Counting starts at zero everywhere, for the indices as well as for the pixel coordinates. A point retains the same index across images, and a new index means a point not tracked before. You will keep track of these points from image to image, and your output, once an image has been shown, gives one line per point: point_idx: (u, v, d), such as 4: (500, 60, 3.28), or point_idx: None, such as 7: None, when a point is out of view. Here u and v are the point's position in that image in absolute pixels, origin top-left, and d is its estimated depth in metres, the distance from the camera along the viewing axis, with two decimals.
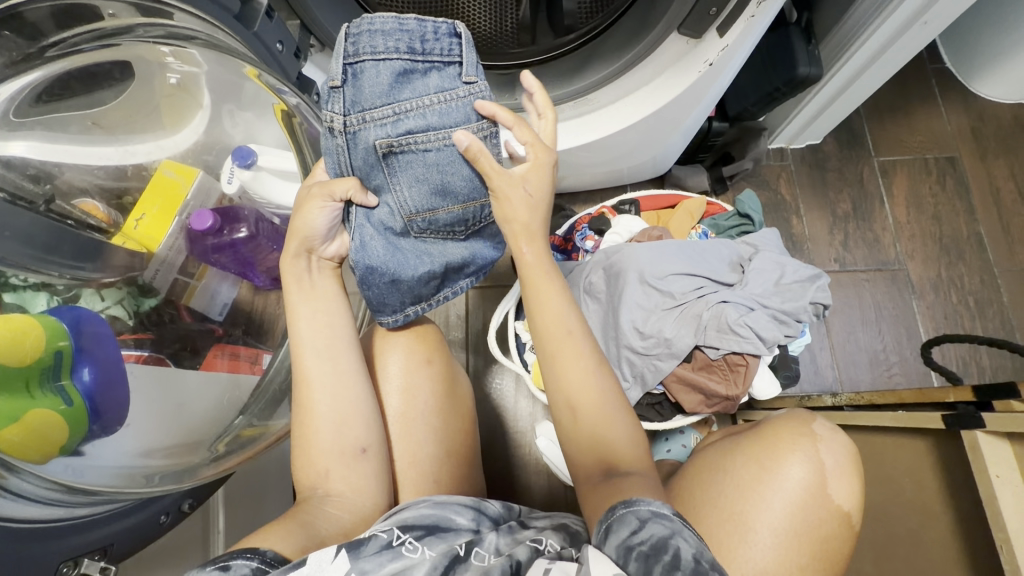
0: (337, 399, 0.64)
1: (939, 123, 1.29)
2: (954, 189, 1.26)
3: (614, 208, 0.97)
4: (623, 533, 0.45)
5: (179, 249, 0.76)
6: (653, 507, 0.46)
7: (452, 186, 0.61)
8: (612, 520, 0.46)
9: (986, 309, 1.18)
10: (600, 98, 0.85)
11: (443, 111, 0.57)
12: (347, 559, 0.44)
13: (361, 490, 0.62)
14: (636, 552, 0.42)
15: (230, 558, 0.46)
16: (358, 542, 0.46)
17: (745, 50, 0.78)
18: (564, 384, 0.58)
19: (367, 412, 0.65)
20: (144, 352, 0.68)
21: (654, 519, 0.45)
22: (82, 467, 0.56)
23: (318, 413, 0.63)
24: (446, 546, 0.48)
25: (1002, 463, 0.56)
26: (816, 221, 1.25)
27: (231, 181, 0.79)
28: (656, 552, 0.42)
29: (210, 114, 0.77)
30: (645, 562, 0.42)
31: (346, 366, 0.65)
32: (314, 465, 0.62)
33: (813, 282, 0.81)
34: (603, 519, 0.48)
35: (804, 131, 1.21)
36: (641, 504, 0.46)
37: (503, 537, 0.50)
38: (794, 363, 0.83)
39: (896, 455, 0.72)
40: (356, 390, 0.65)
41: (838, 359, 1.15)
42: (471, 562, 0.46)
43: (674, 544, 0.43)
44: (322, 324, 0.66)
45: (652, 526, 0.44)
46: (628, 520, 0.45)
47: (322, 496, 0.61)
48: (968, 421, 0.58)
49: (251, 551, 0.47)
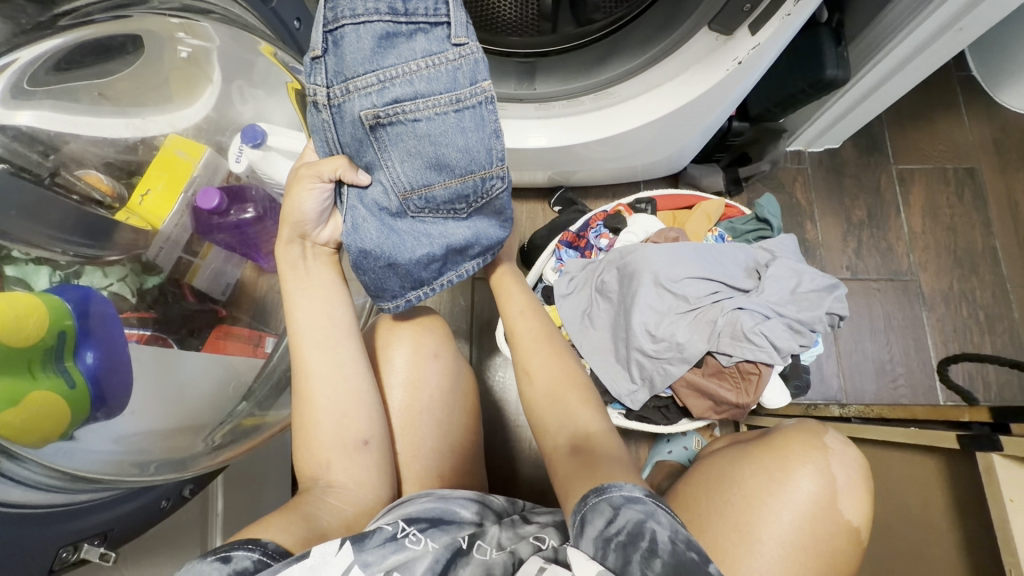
0: (338, 391, 0.63)
1: (961, 132, 1.27)
2: (972, 201, 1.24)
3: (629, 206, 0.95)
4: (598, 523, 0.44)
5: (184, 226, 0.74)
6: (625, 493, 0.46)
7: (447, 159, 0.56)
8: (585, 511, 0.45)
9: (996, 324, 1.17)
10: (621, 92, 0.83)
11: (431, 76, 0.52)
12: (351, 551, 0.43)
13: (363, 483, 0.61)
14: (614, 544, 0.41)
15: (231, 549, 0.45)
16: (362, 535, 0.45)
17: (776, 50, 0.76)
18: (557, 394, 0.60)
19: (369, 404, 0.64)
20: (146, 332, 0.66)
21: (627, 505, 0.44)
22: (74, 452, 0.54)
23: (320, 405, 0.62)
24: (448, 538, 0.47)
25: (1016, 486, 0.55)
26: (830, 228, 1.23)
27: (240, 159, 0.77)
28: (633, 539, 0.41)
29: (219, 91, 0.75)
30: (624, 551, 0.41)
31: (346, 356, 0.64)
32: (316, 457, 0.61)
33: (830, 292, 0.80)
34: (575, 510, 0.46)
35: (823, 135, 1.18)
36: (613, 490, 0.46)
37: (506, 532, 0.48)
38: (805, 372, 0.83)
39: (904, 472, 0.71)
40: (356, 381, 0.64)
41: (843, 368, 1.14)
42: (472, 556, 0.45)
43: (649, 528, 0.42)
44: (321, 314, 0.65)
45: (626, 511, 0.44)
46: (602, 509, 0.45)
47: (323, 487, 0.60)
48: (984, 443, 0.57)
49: (253, 541, 0.47)
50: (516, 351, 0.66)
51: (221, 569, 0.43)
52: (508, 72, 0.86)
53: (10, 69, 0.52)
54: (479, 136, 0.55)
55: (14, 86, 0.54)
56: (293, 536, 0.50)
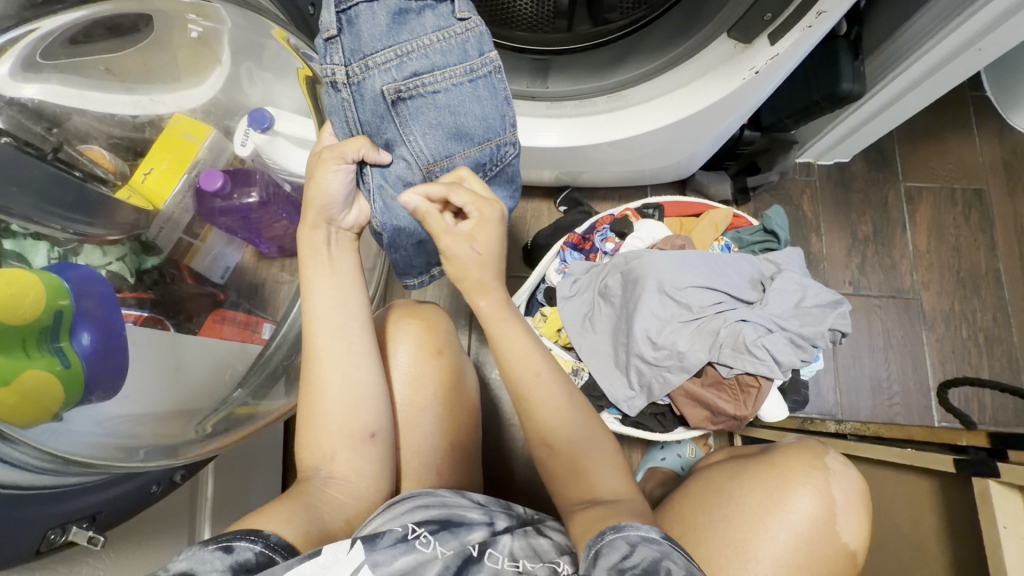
0: (348, 382, 0.61)
1: (972, 152, 1.26)
2: (978, 222, 1.23)
3: (637, 211, 0.94)
4: (614, 557, 0.43)
5: (185, 208, 0.73)
6: (642, 532, 0.45)
7: (466, 127, 0.59)
8: (600, 545, 0.45)
9: (995, 346, 1.17)
10: (634, 95, 0.82)
11: (444, 49, 0.55)
12: (363, 550, 0.43)
13: (365, 476, 0.60)
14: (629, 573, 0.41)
15: (234, 539, 0.45)
16: (374, 534, 0.45)
17: (790, 65, 0.75)
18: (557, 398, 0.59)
19: (378, 397, 0.62)
20: (144, 312, 0.65)
21: (643, 543, 0.44)
22: (61, 432, 0.52)
23: (329, 396, 0.61)
24: (458, 544, 0.46)
25: (1011, 513, 0.55)
26: (834, 242, 1.22)
27: (245, 143, 0.75)
28: None
29: (228, 73, 0.73)
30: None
31: (358, 346, 0.62)
32: (320, 447, 0.60)
33: (834, 308, 0.79)
34: (590, 544, 0.46)
35: (835, 148, 1.17)
36: (630, 528, 0.46)
37: (518, 542, 0.48)
38: (804, 388, 0.83)
39: (898, 492, 0.71)
40: (367, 372, 0.62)
41: (840, 383, 1.14)
42: (483, 564, 0.44)
43: (665, 566, 0.42)
44: (335, 300, 0.62)
45: (642, 549, 0.44)
46: (618, 545, 0.44)
47: (325, 478, 0.59)
48: (980, 468, 0.57)
49: (256, 532, 0.46)
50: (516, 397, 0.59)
51: (226, 559, 0.42)
52: (523, 69, 0.84)
53: (15, 45, 0.53)
54: (493, 103, 0.59)
55: (25, 60, 0.55)
56: (295, 529, 0.49)
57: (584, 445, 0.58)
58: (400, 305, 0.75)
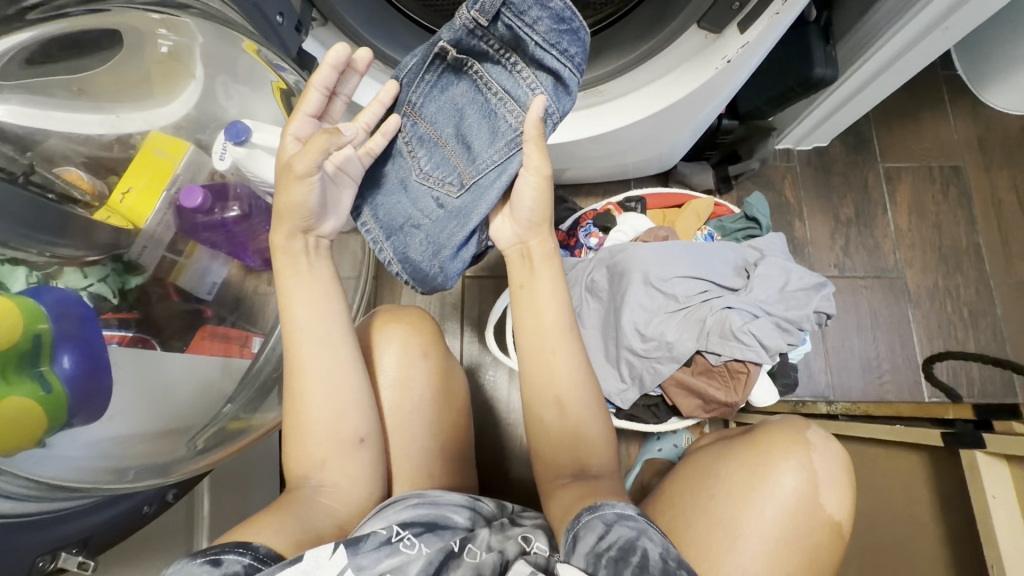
0: (337, 388, 0.60)
1: (947, 130, 1.28)
2: (957, 198, 1.25)
3: (620, 204, 0.95)
4: (590, 539, 0.44)
5: (167, 224, 0.72)
6: (618, 510, 0.46)
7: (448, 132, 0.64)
8: (578, 529, 0.46)
9: (980, 320, 1.19)
10: (610, 90, 0.82)
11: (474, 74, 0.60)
12: (345, 555, 0.45)
13: (358, 481, 0.60)
14: (605, 560, 0.42)
15: (223, 551, 0.45)
16: (357, 538, 0.47)
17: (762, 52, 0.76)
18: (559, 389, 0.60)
19: (364, 403, 0.62)
20: (127, 333, 0.65)
21: (619, 522, 0.45)
22: (50, 460, 0.53)
23: (313, 404, 0.60)
24: (442, 542, 0.48)
25: (998, 483, 0.56)
26: (818, 226, 1.24)
27: (223, 157, 0.74)
28: (624, 554, 0.43)
29: (202, 86, 0.72)
30: (615, 566, 0.42)
31: (344, 354, 0.62)
32: (310, 456, 0.59)
33: (818, 290, 0.80)
34: (569, 528, 0.47)
35: (812, 133, 1.18)
36: (606, 508, 0.46)
37: (496, 534, 0.50)
38: (793, 371, 0.84)
39: (891, 469, 0.72)
40: (354, 381, 0.61)
41: (831, 365, 1.16)
42: (463, 559, 0.47)
43: (640, 545, 0.43)
44: (320, 310, 0.62)
45: (619, 529, 0.45)
46: (594, 526, 0.45)
47: (316, 486, 0.58)
48: (967, 439, 0.58)
49: (245, 543, 0.46)
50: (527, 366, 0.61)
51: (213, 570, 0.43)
52: None
53: None
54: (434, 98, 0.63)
55: None
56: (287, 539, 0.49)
57: (586, 446, 0.58)
58: (387, 308, 0.75)
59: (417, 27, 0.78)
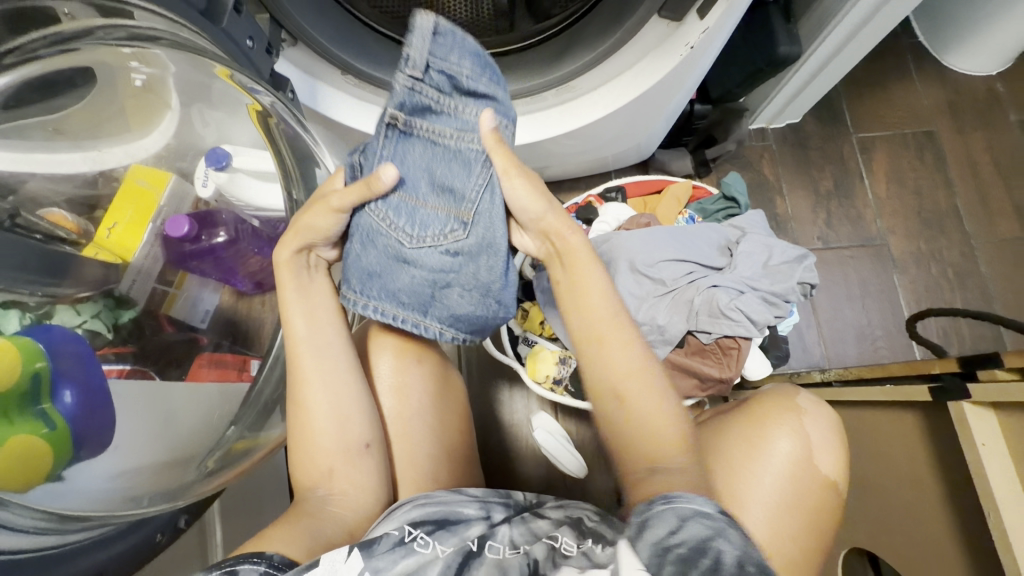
0: (337, 398, 0.62)
1: (916, 97, 1.31)
2: (933, 163, 1.28)
3: (601, 196, 0.97)
4: (659, 531, 0.45)
5: (154, 256, 0.74)
6: (694, 506, 0.46)
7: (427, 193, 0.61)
8: (647, 518, 0.46)
9: (966, 279, 1.21)
10: (581, 85, 0.84)
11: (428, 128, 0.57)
12: (361, 558, 0.45)
13: (363, 488, 0.60)
14: (674, 554, 0.42)
15: (237, 563, 0.46)
16: (370, 541, 0.47)
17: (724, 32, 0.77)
18: (615, 371, 0.56)
19: (366, 409, 0.63)
20: (125, 366, 0.66)
21: (694, 519, 0.45)
22: (64, 492, 0.54)
23: (317, 414, 0.61)
24: (458, 541, 0.49)
25: (988, 432, 0.58)
26: (799, 200, 1.26)
27: (205, 183, 0.76)
28: (696, 553, 0.42)
29: (179, 116, 0.74)
30: (686, 564, 0.42)
31: (342, 363, 0.63)
32: (316, 466, 0.60)
33: (800, 262, 0.81)
34: (638, 513, 0.48)
35: (784, 110, 1.21)
36: (681, 500, 0.46)
37: (516, 529, 0.51)
38: (783, 343, 0.86)
39: (888, 429, 0.74)
40: (354, 389, 0.63)
41: (825, 336, 1.18)
42: (484, 556, 0.48)
43: (714, 545, 0.43)
44: (320, 322, 0.63)
45: (692, 525, 0.45)
46: (665, 518, 0.46)
47: (324, 495, 0.59)
48: (955, 392, 0.60)
49: (257, 553, 0.47)
50: (585, 355, 0.58)
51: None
52: None
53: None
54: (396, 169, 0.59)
55: None
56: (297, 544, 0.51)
57: (645, 430, 0.54)
58: None
59: (386, 39, 0.80)
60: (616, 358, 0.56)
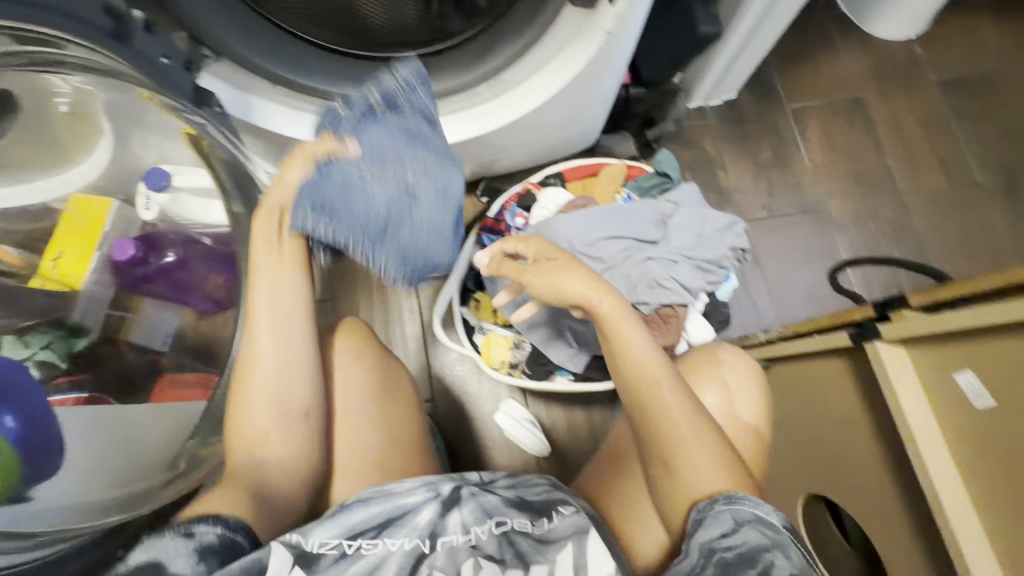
0: (287, 358, 0.63)
1: (842, 66, 1.37)
2: (862, 127, 1.34)
3: (540, 182, 1.00)
4: (718, 529, 0.54)
5: (105, 283, 0.76)
6: (756, 512, 0.55)
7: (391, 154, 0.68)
8: (711, 513, 0.56)
9: (902, 234, 1.27)
10: (511, 77, 0.86)
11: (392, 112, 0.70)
12: (304, 573, 0.50)
13: (295, 453, 0.62)
14: (725, 553, 0.52)
15: (194, 526, 0.51)
16: (311, 555, 0.52)
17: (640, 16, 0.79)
18: (628, 363, 0.63)
19: (312, 375, 0.65)
20: (83, 393, 0.71)
21: (752, 526, 0.54)
22: (17, 512, 0.60)
23: (258, 384, 0.62)
24: (408, 533, 0.55)
25: (899, 365, 0.65)
26: (741, 172, 1.31)
27: (148, 207, 0.78)
28: (748, 559, 0.51)
29: (113, 140, 0.74)
30: (737, 565, 0.51)
31: (298, 332, 0.64)
32: (252, 436, 0.61)
33: (729, 229, 0.86)
34: (702, 507, 0.58)
35: (718, 87, 1.26)
36: (744, 506, 0.55)
37: (466, 512, 0.58)
38: (724, 307, 0.90)
39: (818, 377, 0.79)
40: (304, 352, 0.64)
41: (776, 300, 1.23)
42: (435, 554, 0.54)
43: (768, 556, 0.51)
44: (282, 291, 0.64)
45: (749, 531, 0.53)
46: (726, 518, 0.55)
47: (252, 463, 0.61)
48: (870, 333, 0.67)
49: (213, 513, 0.52)
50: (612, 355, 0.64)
51: (181, 542, 0.49)
52: None
53: None
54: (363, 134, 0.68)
55: None
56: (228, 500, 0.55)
57: (680, 432, 0.60)
58: (343, 321, 0.78)
59: (314, 46, 0.81)
60: (635, 351, 0.63)
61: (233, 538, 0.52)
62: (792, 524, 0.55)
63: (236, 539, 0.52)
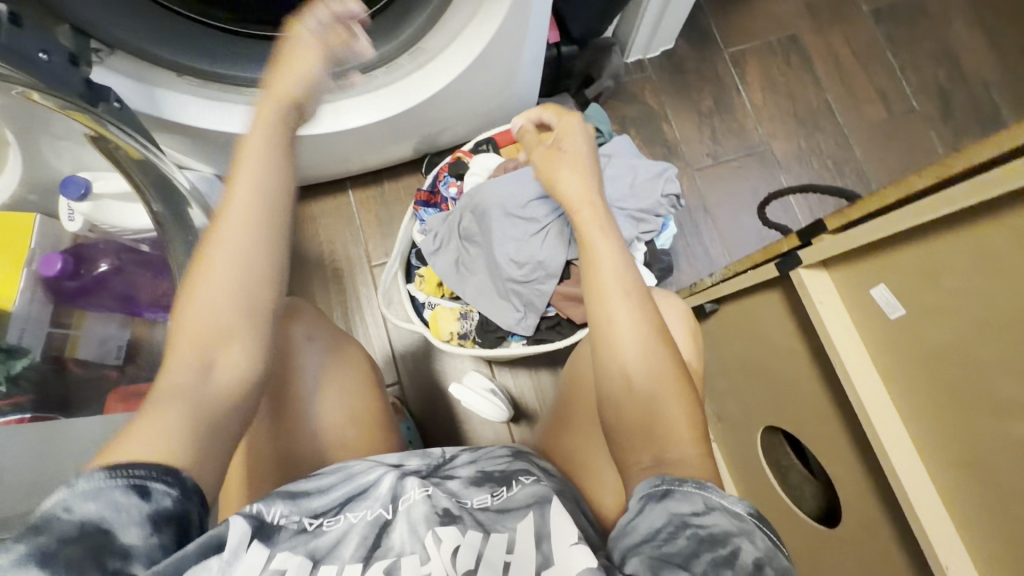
0: (246, 257, 0.65)
1: (780, 8, 1.51)
2: (800, 64, 1.48)
3: (473, 151, 1.24)
4: (687, 506, 0.59)
5: (31, 300, 0.97)
6: (727, 504, 0.59)
7: None
8: (681, 491, 0.60)
9: (844, 167, 1.41)
10: (431, 45, 1.04)
11: None
12: (262, 545, 0.58)
13: (255, 361, 0.64)
14: (698, 531, 0.55)
15: (149, 480, 0.50)
16: (273, 531, 0.60)
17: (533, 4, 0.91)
18: (606, 296, 0.77)
19: (271, 262, 0.67)
20: (25, 415, 0.92)
21: (717, 510, 0.58)
22: None
23: (214, 267, 0.64)
24: (368, 507, 0.65)
25: (825, 291, 0.89)
26: (685, 123, 1.41)
27: (71, 218, 1.00)
28: (717, 542, 0.54)
29: (19, 149, 0.96)
30: (707, 543, 0.54)
31: (252, 221, 0.67)
32: (209, 329, 0.62)
33: (661, 176, 0.97)
34: (668, 482, 0.62)
35: (655, 36, 1.35)
36: (712, 494, 0.60)
37: (417, 487, 0.67)
38: (662, 255, 1.04)
39: (753, 307, 1.07)
40: (258, 232, 0.67)
41: (725, 245, 1.35)
42: (394, 524, 0.63)
43: (737, 543, 0.55)
44: (250, 190, 0.68)
45: (719, 516, 0.57)
46: (695, 499, 0.59)
47: (209, 358, 0.61)
48: (794, 262, 0.91)
49: (172, 472, 0.51)
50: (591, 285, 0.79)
51: (134, 506, 0.48)
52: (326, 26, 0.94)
53: None
54: None
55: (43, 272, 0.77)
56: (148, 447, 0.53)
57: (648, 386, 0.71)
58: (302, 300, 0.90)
59: None
60: (625, 336, 0.74)
61: (189, 504, 0.52)
62: (757, 512, 0.59)
63: (185, 532, 0.51)
